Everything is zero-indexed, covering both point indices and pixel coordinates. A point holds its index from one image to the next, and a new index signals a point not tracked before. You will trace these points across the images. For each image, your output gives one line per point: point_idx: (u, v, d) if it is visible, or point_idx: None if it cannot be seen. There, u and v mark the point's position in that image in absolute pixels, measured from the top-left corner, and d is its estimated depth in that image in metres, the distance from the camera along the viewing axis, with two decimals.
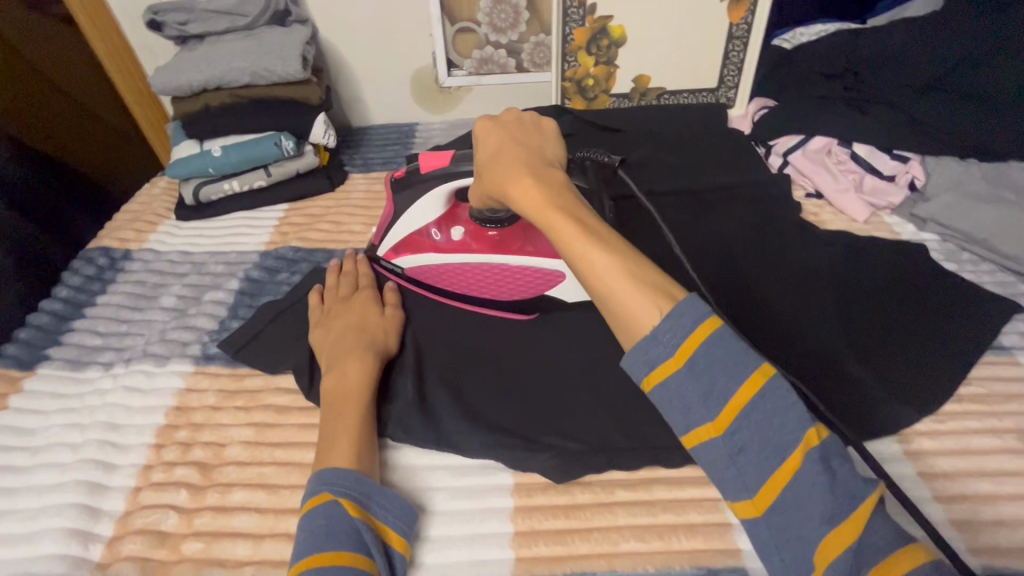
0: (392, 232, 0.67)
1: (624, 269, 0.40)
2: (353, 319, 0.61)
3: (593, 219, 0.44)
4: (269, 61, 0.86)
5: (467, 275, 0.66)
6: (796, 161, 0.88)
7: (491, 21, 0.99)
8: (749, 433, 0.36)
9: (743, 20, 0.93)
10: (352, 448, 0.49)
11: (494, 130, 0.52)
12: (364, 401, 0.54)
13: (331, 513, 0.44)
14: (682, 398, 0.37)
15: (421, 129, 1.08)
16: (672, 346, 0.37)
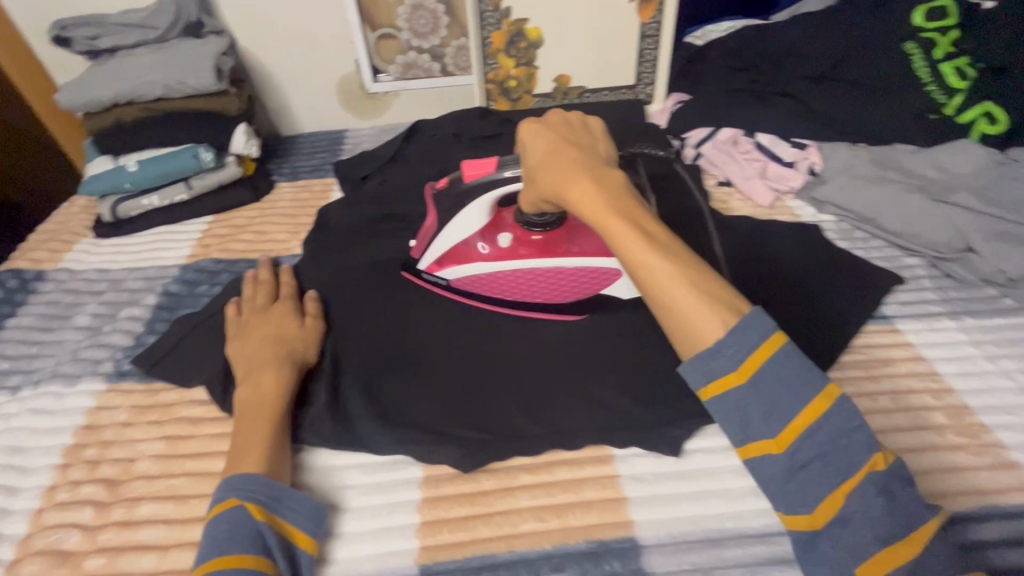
0: (436, 245, 0.67)
1: (682, 278, 0.43)
2: (271, 327, 0.62)
3: (653, 227, 0.46)
4: (181, 73, 0.86)
5: (519, 281, 0.66)
6: (706, 152, 0.92)
7: (411, 27, 1.00)
8: (808, 452, 0.40)
9: (653, 19, 0.97)
10: (261, 455, 0.49)
11: (543, 128, 0.53)
12: (279, 410, 0.54)
13: (237, 519, 0.45)
14: (745, 413, 0.41)
15: (350, 136, 1.09)
16: (737, 360, 0.41)
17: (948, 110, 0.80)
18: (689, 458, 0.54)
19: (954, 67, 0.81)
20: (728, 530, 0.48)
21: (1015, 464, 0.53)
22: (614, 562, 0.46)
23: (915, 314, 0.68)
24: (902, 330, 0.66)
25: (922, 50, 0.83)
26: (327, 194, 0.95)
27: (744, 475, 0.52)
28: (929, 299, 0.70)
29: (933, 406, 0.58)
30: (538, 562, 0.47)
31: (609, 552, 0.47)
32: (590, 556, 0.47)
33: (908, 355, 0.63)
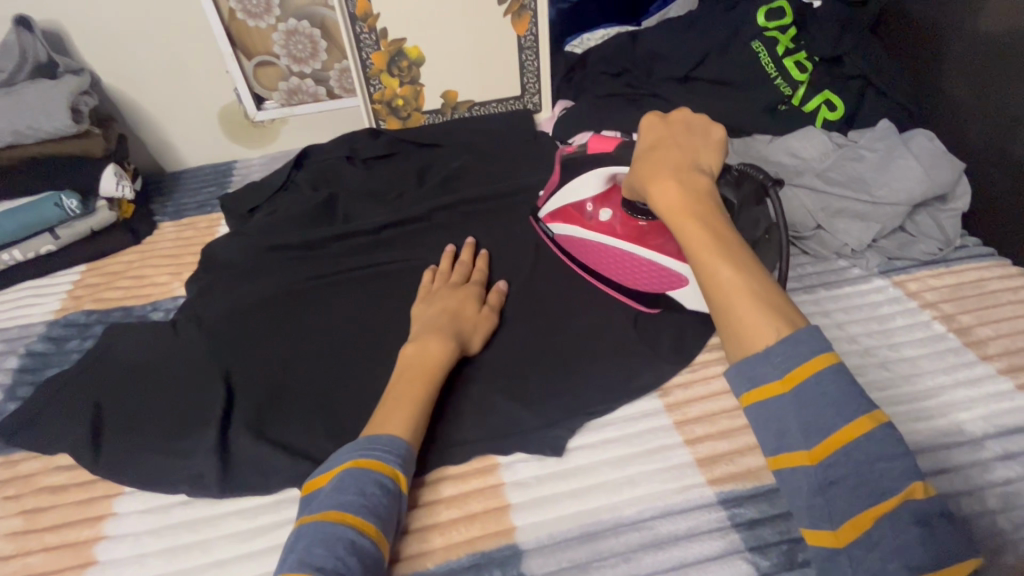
0: (556, 199, 0.70)
1: (748, 286, 0.46)
2: (452, 302, 0.62)
3: (729, 237, 0.49)
4: (31, 117, 0.80)
5: (601, 255, 0.67)
6: None
7: (289, 53, 0.99)
8: (842, 469, 0.39)
9: (529, 32, 1.00)
10: (404, 422, 0.50)
11: (650, 134, 0.56)
12: (433, 383, 0.54)
13: (385, 486, 0.46)
14: (780, 421, 0.42)
15: (239, 166, 1.06)
16: (777, 369, 0.42)
17: (796, 101, 0.88)
18: (569, 456, 0.55)
19: (795, 62, 0.89)
20: (603, 521, 0.50)
21: None
22: (494, 571, 0.48)
23: None
24: None
25: (766, 48, 0.90)
26: (213, 230, 0.92)
27: (620, 465, 0.54)
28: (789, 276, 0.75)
29: None
30: None
31: (490, 561, 0.48)
32: (472, 568, 0.48)
33: None
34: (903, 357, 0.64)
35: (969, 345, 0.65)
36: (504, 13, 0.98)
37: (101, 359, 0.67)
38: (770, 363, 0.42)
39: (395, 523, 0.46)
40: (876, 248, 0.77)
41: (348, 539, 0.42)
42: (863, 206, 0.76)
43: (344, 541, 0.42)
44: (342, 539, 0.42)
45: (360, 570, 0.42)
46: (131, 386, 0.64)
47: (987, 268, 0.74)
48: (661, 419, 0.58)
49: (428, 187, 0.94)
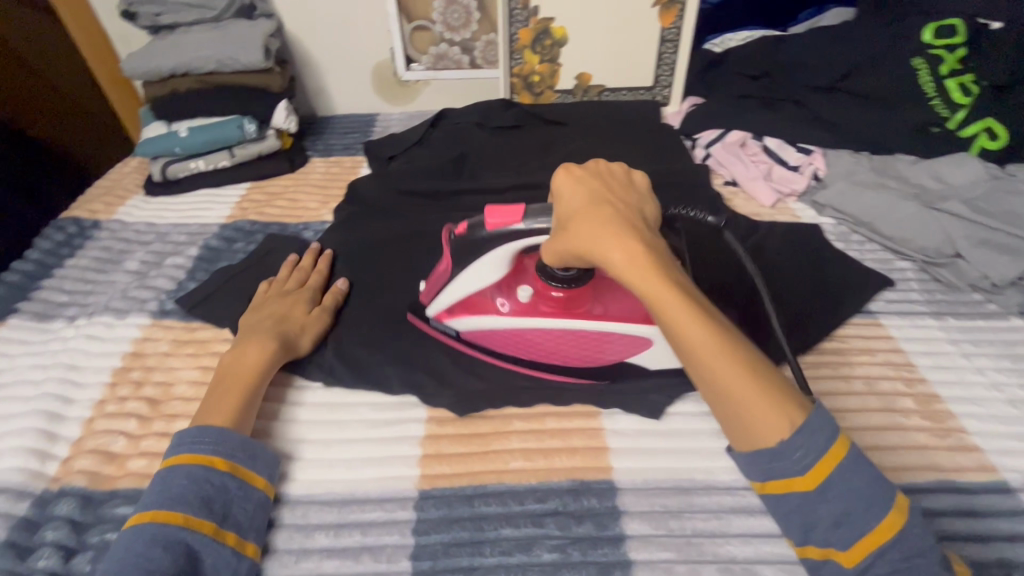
0: (447, 294, 0.60)
1: (753, 370, 0.43)
2: (280, 310, 0.65)
3: (714, 309, 0.46)
4: (232, 50, 0.93)
5: (542, 339, 0.59)
6: (716, 152, 0.96)
7: (445, 20, 1.07)
8: (881, 570, 0.40)
9: (674, 25, 1.02)
10: (227, 409, 0.54)
11: (578, 183, 0.50)
12: (252, 381, 0.57)
13: (191, 476, 0.48)
14: (808, 516, 0.43)
15: (381, 119, 1.16)
16: (798, 469, 0.42)
17: (951, 124, 0.84)
18: (670, 419, 0.58)
19: (958, 84, 0.84)
20: (697, 481, 0.53)
21: (977, 448, 0.57)
22: (592, 499, 0.52)
23: (899, 312, 0.71)
24: (884, 324, 0.70)
25: (929, 66, 0.86)
26: (356, 170, 1.02)
27: (718, 436, 0.56)
28: (914, 300, 0.73)
29: (903, 391, 0.62)
30: (523, 494, 0.52)
31: (588, 490, 0.52)
32: (571, 492, 0.52)
33: (886, 347, 0.67)
34: None
35: None
36: (653, 4, 1.00)
37: (265, 260, 0.78)
38: (792, 461, 0.42)
39: (217, 506, 0.48)
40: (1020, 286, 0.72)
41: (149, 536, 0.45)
42: (1012, 240, 0.72)
43: (144, 537, 0.45)
44: (144, 534, 0.45)
45: (165, 558, 0.44)
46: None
47: None
48: None
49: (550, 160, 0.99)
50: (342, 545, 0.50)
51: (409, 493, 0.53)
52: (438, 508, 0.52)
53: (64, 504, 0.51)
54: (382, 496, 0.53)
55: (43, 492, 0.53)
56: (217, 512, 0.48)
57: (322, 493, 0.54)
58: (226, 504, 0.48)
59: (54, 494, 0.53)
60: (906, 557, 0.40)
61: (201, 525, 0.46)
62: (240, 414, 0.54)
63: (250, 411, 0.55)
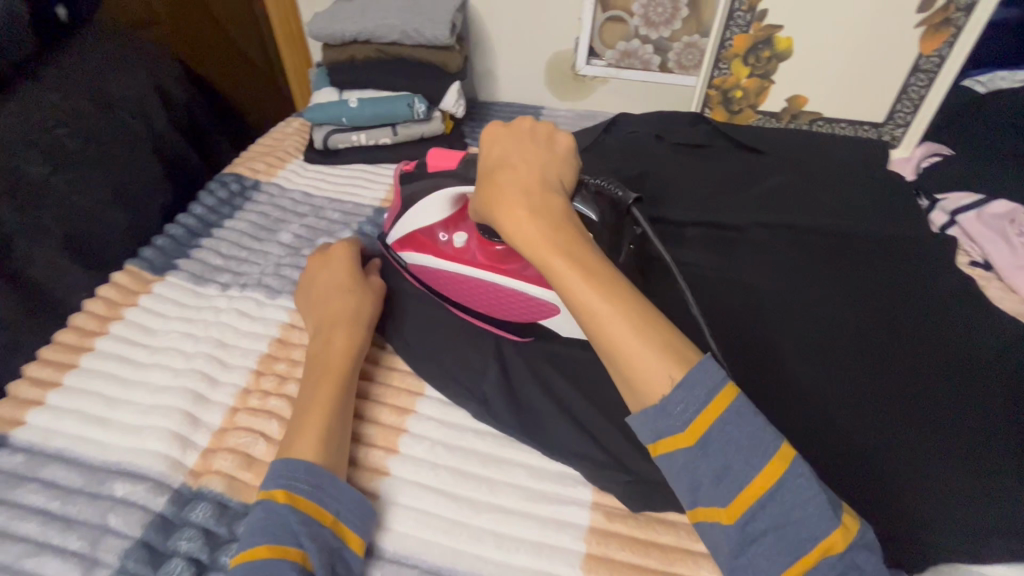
0: (399, 224, 0.62)
1: (633, 319, 0.41)
2: (334, 284, 0.60)
3: (593, 258, 0.44)
4: (418, 22, 0.86)
5: (469, 287, 0.60)
6: (966, 222, 0.76)
7: (645, 14, 0.93)
8: (762, 524, 0.37)
9: (937, 53, 0.82)
10: (318, 437, 0.47)
11: (493, 150, 0.52)
12: (344, 374, 0.53)
13: (266, 505, 0.43)
14: (692, 474, 0.39)
15: (546, 114, 1.06)
16: (682, 423, 0.39)
17: None
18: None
19: None
20: None
21: None
22: None
23: None
24: None
25: None
26: None
27: None
28: None
29: None
30: None
31: None
32: None
33: None
34: None
35: None
36: (918, 24, 0.81)
37: None
38: (669, 417, 0.39)
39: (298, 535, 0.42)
40: None
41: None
42: None
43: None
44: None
45: None
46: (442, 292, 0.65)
47: None
48: None
49: (744, 196, 0.84)
50: None
51: None
52: None
53: (199, 510, 0.47)
54: None
55: (181, 488, 0.49)
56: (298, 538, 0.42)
57: (428, 559, 0.46)
58: (306, 531, 0.43)
59: (191, 493, 0.49)
60: (785, 512, 0.37)
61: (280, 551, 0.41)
62: (329, 442, 0.48)
63: (339, 433, 0.49)
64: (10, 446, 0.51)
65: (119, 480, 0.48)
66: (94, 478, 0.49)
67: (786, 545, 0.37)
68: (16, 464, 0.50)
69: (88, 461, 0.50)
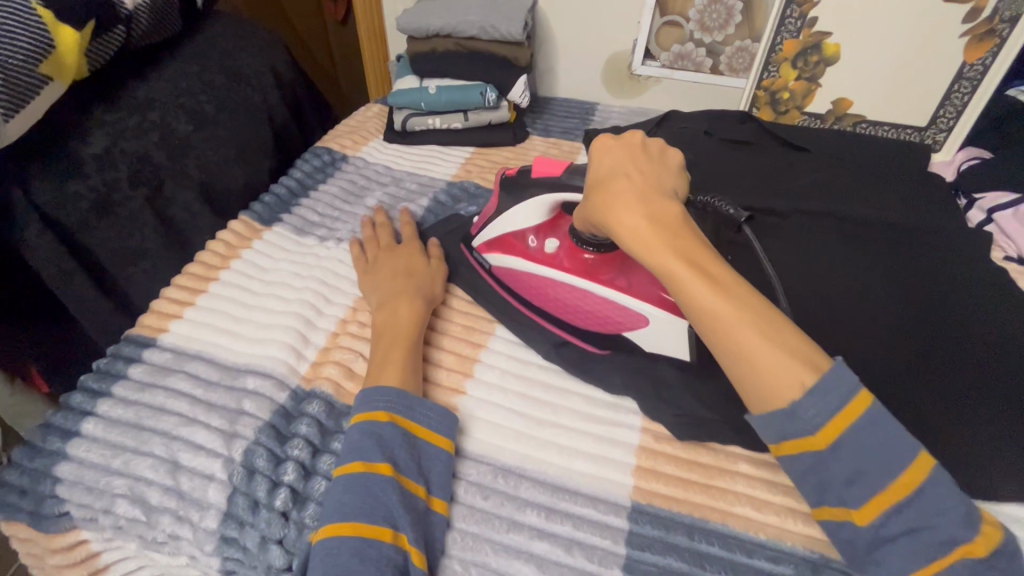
0: (492, 228, 0.68)
1: (764, 331, 0.44)
2: (402, 264, 0.68)
3: (714, 265, 0.47)
4: (495, 19, 0.97)
5: (555, 293, 0.64)
6: (1003, 219, 0.81)
7: (701, 19, 1.01)
8: (896, 527, 0.41)
9: (981, 61, 0.87)
10: (399, 372, 0.55)
11: (610, 154, 0.55)
12: (413, 334, 0.60)
13: (365, 429, 0.50)
14: (822, 475, 0.44)
15: (600, 110, 1.15)
16: (854, 500, 0.43)
17: None
18: None
19: None
20: None
21: None
22: None
23: None
24: None
25: None
26: (574, 155, 1.02)
27: None
28: None
29: None
30: (751, 546, 0.48)
31: (828, 567, 0.46)
32: (809, 563, 0.47)
33: None
34: None
35: None
36: (962, 33, 0.86)
37: None
38: (800, 420, 0.43)
39: (389, 451, 0.49)
40: None
41: (342, 485, 0.47)
42: None
43: (340, 485, 0.47)
44: (342, 487, 0.47)
45: (355, 503, 0.46)
46: None
47: None
48: None
49: (787, 188, 0.90)
50: (552, 530, 0.49)
51: (622, 501, 0.51)
52: (653, 528, 0.49)
53: (314, 404, 0.56)
54: (592, 494, 0.52)
55: (297, 388, 0.59)
56: (390, 457, 0.49)
57: (502, 460, 0.55)
58: (395, 450, 0.49)
59: (305, 393, 0.58)
60: (923, 514, 0.41)
61: (379, 467, 0.47)
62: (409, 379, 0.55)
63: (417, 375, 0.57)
64: (158, 346, 0.63)
65: (250, 376, 0.59)
66: (229, 373, 0.59)
67: (921, 546, 0.40)
68: (166, 359, 0.61)
69: (223, 362, 0.61)
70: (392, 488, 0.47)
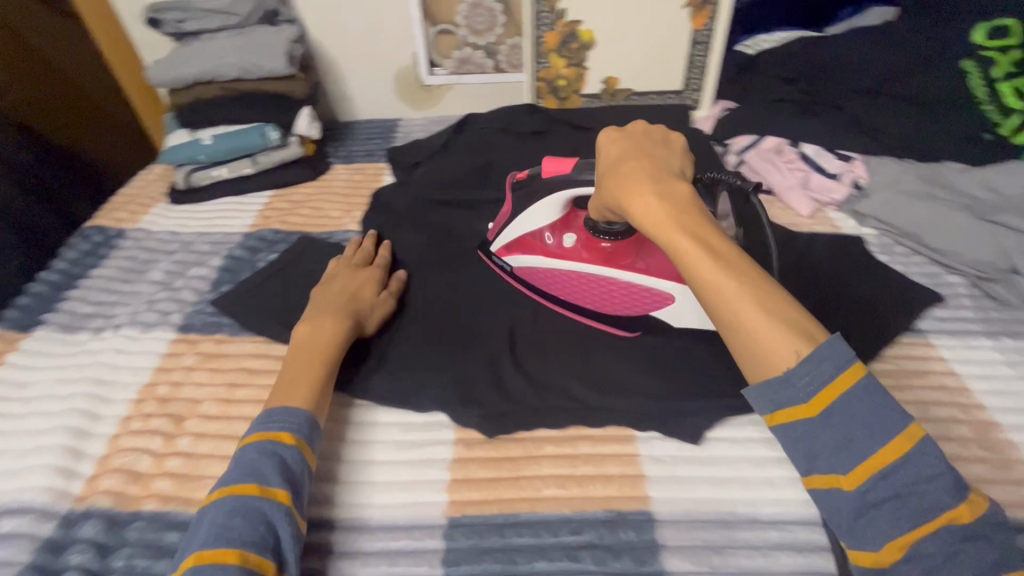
0: (508, 230, 0.70)
1: (766, 303, 0.42)
2: (350, 285, 0.66)
3: (720, 242, 0.45)
4: (256, 57, 0.93)
5: (575, 283, 0.67)
6: (750, 160, 0.92)
7: (469, 24, 1.05)
8: (883, 492, 0.38)
9: (705, 27, 0.99)
10: (307, 395, 0.53)
11: (620, 139, 0.54)
12: (332, 355, 0.57)
13: (263, 449, 0.47)
14: (811, 442, 0.41)
15: (403, 125, 1.15)
16: (844, 464, 0.39)
17: (1004, 131, 0.78)
18: (707, 446, 0.56)
19: (1015, 89, 0.78)
20: (740, 514, 0.51)
21: None
22: (629, 531, 0.49)
23: (950, 332, 0.67)
24: (935, 344, 0.66)
25: (981, 69, 0.81)
26: (379, 177, 1.01)
27: (759, 465, 0.54)
28: (966, 320, 0.69)
29: (960, 419, 0.58)
30: (557, 524, 0.50)
31: (626, 522, 0.50)
32: (608, 523, 0.50)
33: (938, 370, 0.63)
34: None
35: None
36: (683, 5, 0.97)
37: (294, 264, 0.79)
38: (792, 386, 0.41)
39: (292, 477, 0.47)
40: None
41: (229, 509, 0.43)
42: None
43: (225, 509, 0.44)
44: (227, 511, 0.43)
45: (243, 528, 0.42)
46: None
47: None
48: None
49: None
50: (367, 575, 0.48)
51: (438, 520, 0.52)
52: (468, 538, 0.50)
53: (90, 525, 0.51)
54: (409, 522, 0.52)
55: (69, 512, 0.52)
56: (292, 483, 0.47)
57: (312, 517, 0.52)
58: (298, 476, 0.47)
59: (79, 515, 0.52)
60: (909, 482, 0.37)
61: (278, 493, 0.45)
62: (317, 398, 0.53)
63: (325, 397, 0.55)
64: None
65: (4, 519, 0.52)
66: None
67: (905, 512, 0.37)
68: None
69: None
70: (277, 518, 0.44)
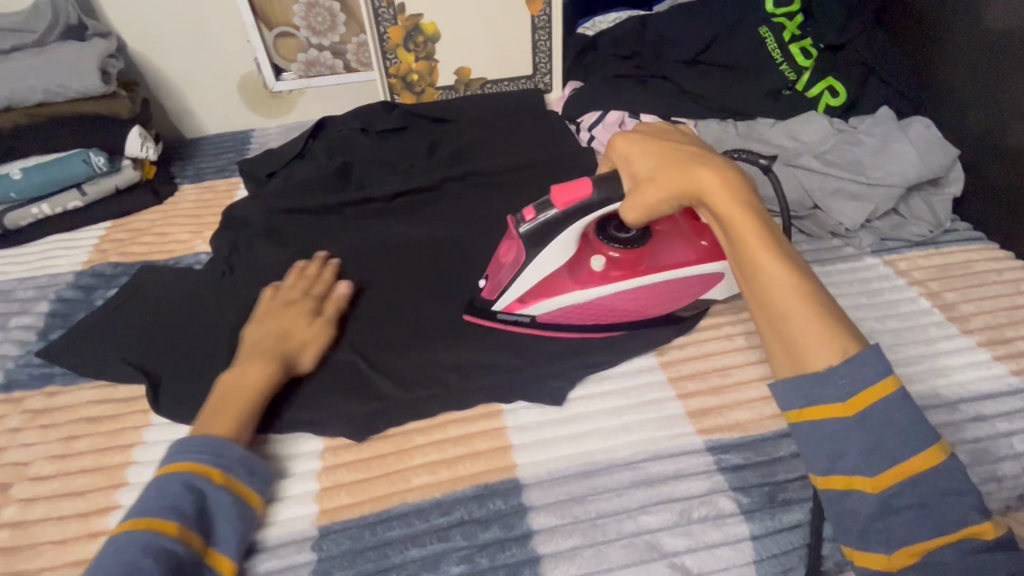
0: (518, 286, 0.61)
1: (811, 298, 0.44)
2: (277, 322, 0.61)
3: (776, 236, 0.47)
4: (63, 76, 0.83)
5: (612, 305, 0.62)
6: (598, 136, 0.97)
7: (308, 24, 1.02)
8: (907, 499, 0.39)
9: (542, 12, 1.03)
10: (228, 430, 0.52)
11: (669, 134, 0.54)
12: (253, 405, 0.54)
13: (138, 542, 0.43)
14: (837, 445, 0.41)
15: (256, 136, 1.09)
16: (870, 468, 0.40)
17: (799, 86, 0.90)
18: (570, 405, 0.59)
19: (801, 48, 0.91)
20: (600, 462, 0.54)
21: None
22: (497, 501, 0.52)
23: None
24: None
25: (773, 33, 0.93)
26: (232, 193, 0.95)
27: (614, 415, 0.58)
28: None
29: None
30: (428, 509, 0.52)
31: (494, 492, 0.53)
32: (477, 498, 0.52)
33: None
34: (888, 329, 0.68)
35: (953, 319, 0.69)
36: None
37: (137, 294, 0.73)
38: (833, 384, 0.42)
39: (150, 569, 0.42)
40: (870, 228, 0.79)
41: None
42: (858, 186, 0.78)
43: None
44: None
45: None
46: (175, 315, 0.70)
47: (976, 250, 0.77)
48: (656, 374, 0.62)
49: (437, 160, 0.96)
50: None
51: (308, 532, 0.51)
52: (340, 542, 0.51)
53: None
54: (279, 541, 0.51)
55: None
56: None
57: None
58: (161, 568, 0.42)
59: None
60: (934, 493, 0.39)
61: None
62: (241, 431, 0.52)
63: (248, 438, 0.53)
64: None
65: None
66: None
67: (929, 520, 0.39)
68: None
69: None
70: (188, 561, 0.44)
